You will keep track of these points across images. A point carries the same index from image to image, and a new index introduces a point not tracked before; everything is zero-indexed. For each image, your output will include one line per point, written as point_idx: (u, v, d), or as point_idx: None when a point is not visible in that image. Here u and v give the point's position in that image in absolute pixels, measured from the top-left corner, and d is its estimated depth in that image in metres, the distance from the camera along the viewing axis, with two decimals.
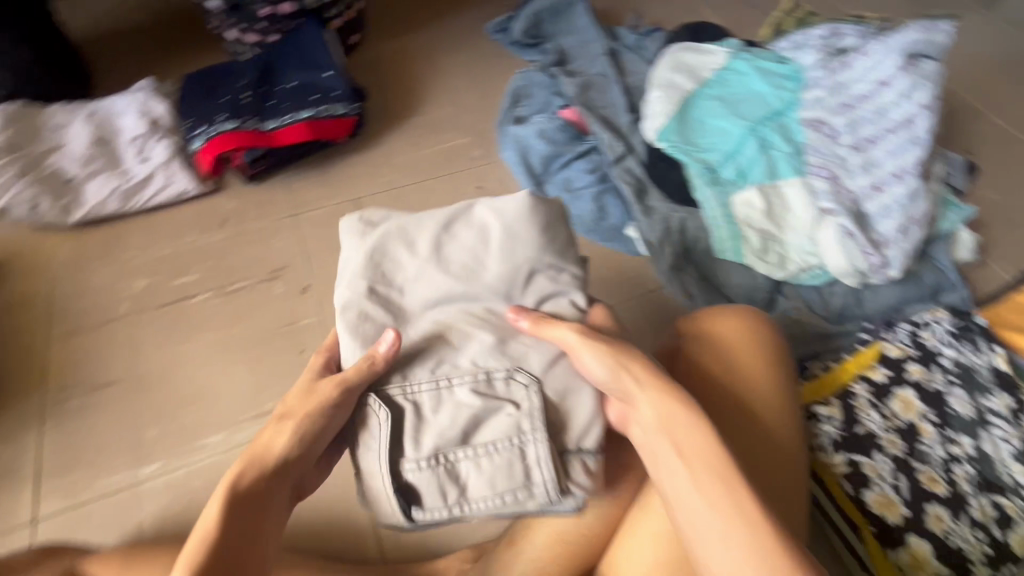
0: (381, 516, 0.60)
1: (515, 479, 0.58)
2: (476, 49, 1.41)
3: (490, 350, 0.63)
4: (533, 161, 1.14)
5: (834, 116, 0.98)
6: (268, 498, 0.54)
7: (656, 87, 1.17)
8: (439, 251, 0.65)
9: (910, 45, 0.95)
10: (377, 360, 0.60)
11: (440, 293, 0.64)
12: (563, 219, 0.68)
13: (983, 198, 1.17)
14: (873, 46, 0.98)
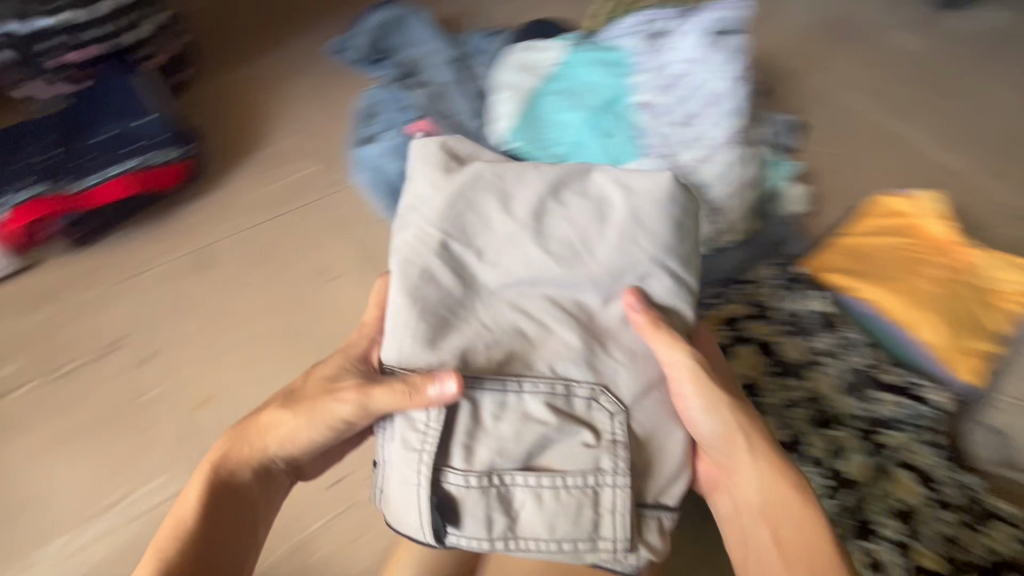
0: (402, 523, 0.58)
1: (581, 527, 0.57)
2: (319, 75, 1.38)
3: (575, 346, 0.62)
4: (388, 178, 1.12)
5: (658, 98, 1.03)
6: (245, 496, 0.60)
7: (500, 90, 1.19)
8: (529, 241, 0.65)
9: (715, 20, 1.00)
10: (425, 400, 0.56)
11: (512, 282, 0.64)
12: (686, 239, 0.68)
13: (809, 150, 1.27)
14: (682, 27, 1.04)
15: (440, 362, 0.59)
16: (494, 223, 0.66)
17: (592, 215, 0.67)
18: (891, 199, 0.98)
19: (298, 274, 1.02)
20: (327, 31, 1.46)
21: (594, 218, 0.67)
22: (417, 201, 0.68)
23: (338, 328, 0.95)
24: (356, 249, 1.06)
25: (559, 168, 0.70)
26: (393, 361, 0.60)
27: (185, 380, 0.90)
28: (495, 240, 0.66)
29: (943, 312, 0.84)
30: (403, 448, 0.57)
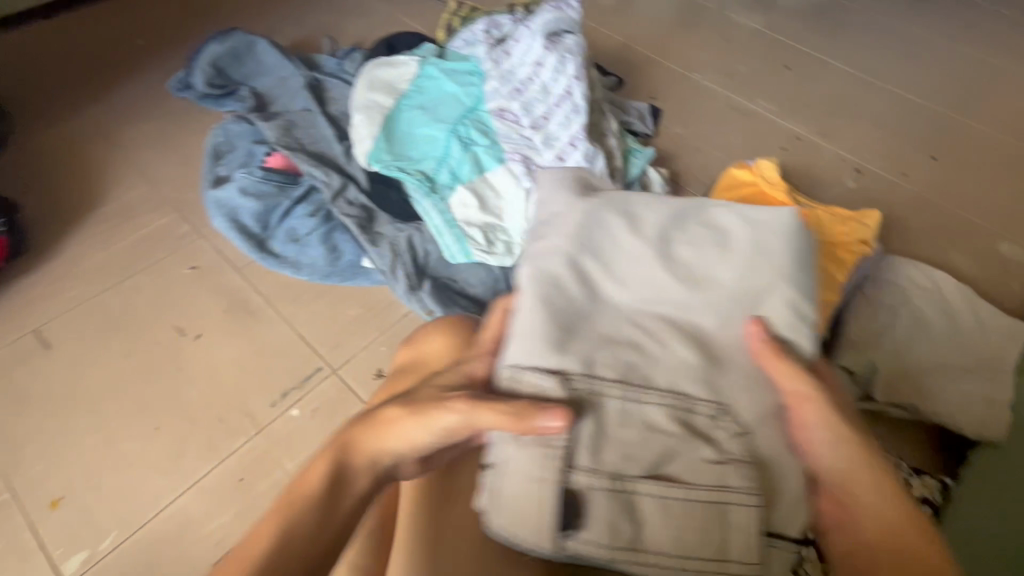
0: (517, 530, 0.51)
1: (710, 546, 0.51)
2: (161, 116, 1.27)
3: (689, 362, 0.58)
4: (247, 221, 1.05)
5: (511, 102, 1.04)
6: (340, 505, 0.48)
7: (355, 111, 1.12)
8: (648, 254, 0.64)
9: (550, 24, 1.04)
10: (533, 426, 0.51)
11: (657, 305, 0.62)
12: (811, 270, 0.64)
13: (668, 135, 1.34)
14: (522, 33, 1.07)
15: (568, 374, 0.56)
16: (625, 243, 0.65)
17: (714, 247, 0.64)
18: (736, 171, 1.05)
19: (156, 341, 0.93)
20: (165, 70, 1.36)
21: (712, 248, 0.64)
22: (557, 216, 0.69)
23: (208, 390, 0.88)
24: (220, 299, 0.98)
25: (680, 202, 0.69)
26: (510, 366, 0.57)
27: (32, 480, 0.80)
28: (644, 261, 0.63)
29: None
30: (522, 470, 0.51)
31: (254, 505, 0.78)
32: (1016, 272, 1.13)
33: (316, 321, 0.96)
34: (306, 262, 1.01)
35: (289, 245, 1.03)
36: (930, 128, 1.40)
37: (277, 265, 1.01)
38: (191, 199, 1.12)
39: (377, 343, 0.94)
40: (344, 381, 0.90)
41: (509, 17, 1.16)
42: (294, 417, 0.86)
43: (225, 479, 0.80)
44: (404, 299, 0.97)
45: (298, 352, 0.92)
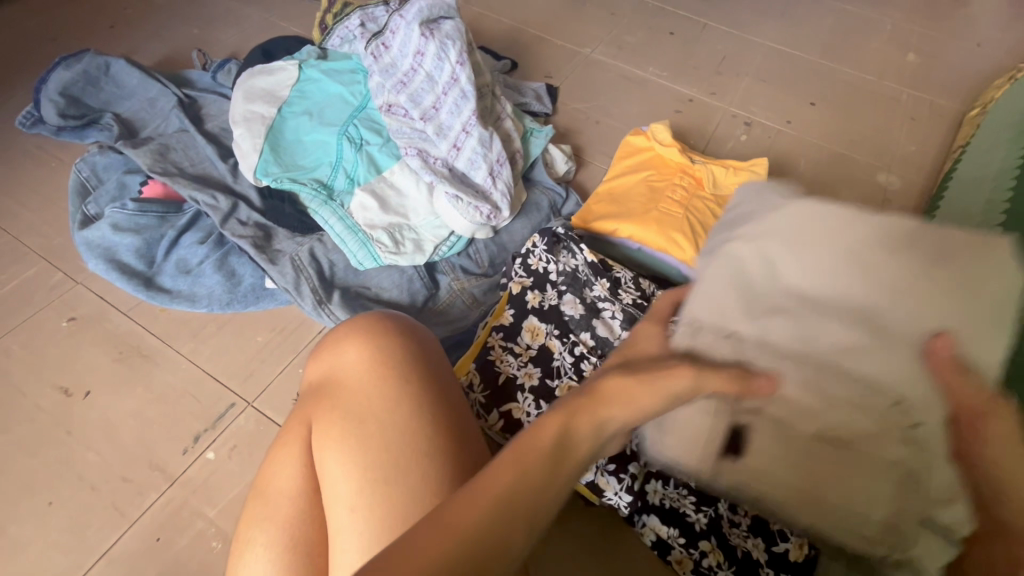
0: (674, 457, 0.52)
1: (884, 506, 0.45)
2: (11, 156, 1.13)
3: (851, 353, 0.46)
4: (127, 259, 0.95)
5: (398, 97, 1.00)
6: (559, 477, 0.38)
7: (234, 124, 1.04)
8: (854, 238, 0.48)
9: (426, 10, 1.00)
10: (756, 394, 0.47)
11: (842, 296, 0.47)
12: None
13: (568, 111, 1.35)
14: (397, 22, 1.02)
15: (739, 337, 0.49)
16: (832, 223, 0.49)
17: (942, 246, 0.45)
18: (634, 137, 1.06)
19: (32, 406, 0.83)
20: (11, 105, 1.21)
21: (921, 247, 0.45)
22: (749, 211, 0.55)
23: (108, 449, 0.80)
24: (107, 348, 0.89)
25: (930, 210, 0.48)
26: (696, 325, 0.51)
27: None
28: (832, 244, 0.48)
29: (691, 229, 0.91)
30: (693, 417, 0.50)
31: (177, 562, 0.72)
32: (895, 200, 1.23)
33: (222, 354, 0.90)
34: (202, 293, 0.94)
35: (182, 279, 0.95)
36: (807, 77, 1.49)
37: (169, 302, 0.93)
38: (59, 243, 1.01)
39: (293, 366, 0.89)
40: (261, 413, 0.84)
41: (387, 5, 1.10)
42: (211, 459, 0.79)
43: (141, 541, 0.73)
44: (314, 315, 0.91)
45: (205, 391, 0.86)
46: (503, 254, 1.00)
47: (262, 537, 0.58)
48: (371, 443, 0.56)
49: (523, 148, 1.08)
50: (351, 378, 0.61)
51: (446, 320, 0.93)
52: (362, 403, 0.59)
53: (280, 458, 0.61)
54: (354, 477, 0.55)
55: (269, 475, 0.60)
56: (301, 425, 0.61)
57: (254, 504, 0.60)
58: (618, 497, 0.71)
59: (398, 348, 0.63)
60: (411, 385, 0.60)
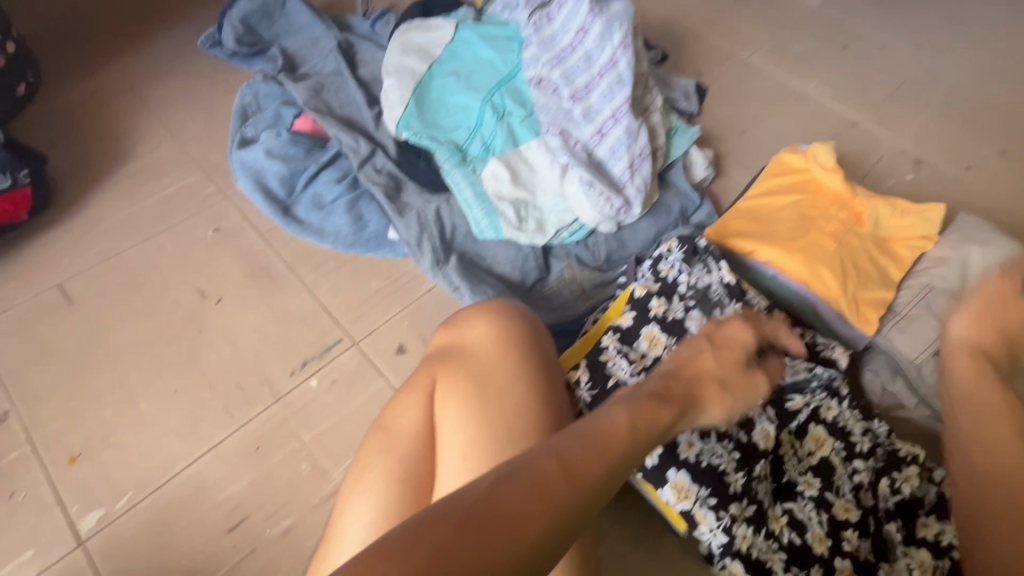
0: None
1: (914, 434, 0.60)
2: (189, 74, 1.23)
3: None
4: (273, 185, 1.02)
5: (552, 72, 0.98)
6: (505, 495, 0.37)
7: (387, 74, 1.07)
8: None
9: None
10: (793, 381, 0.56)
11: None
12: None
13: (712, 115, 1.26)
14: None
15: None
16: None
17: None
18: (788, 155, 0.96)
19: (174, 301, 0.91)
20: (196, 26, 1.32)
21: None
22: None
23: (230, 355, 0.86)
24: (241, 263, 0.96)
25: None
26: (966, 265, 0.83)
27: (48, 438, 0.77)
28: None
29: (842, 266, 0.82)
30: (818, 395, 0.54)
31: (271, 473, 0.76)
32: None
33: (339, 291, 0.94)
34: (331, 230, 0.99)
35: (315, 213, 1.00)
36: (999, 119, 1.29)
37: (302, 231, 0.98)
38: (217, 159, 1.10)
39: (399, 317, 0.92)
40: (365, 355, 0.87)
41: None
42: (313, 387, 0.84)
43: (243, 447, 0.78)
44: (428, 274, 0.93)
45: (320, 322, 0.90)
46: (624, 251, 0.95)
47: (378, 465, 0.59)
48: (494, 409, 0.58)
49: (665, 146, 1.02)
50: (482, 347, 0.63)
51: (552, 305, 0.91)
52: (489, 366, 0.61)
53: (403, 400, 0.62)
54: (472, 432, 0.57)
55: (387, 417, 0.62)
56: (425, 379, 0.63)
57: (374, 435, 0.61)
58: (710, 537, 0.66)
59: (521, 330, 0.64)
60: (531, 366, 0.61)
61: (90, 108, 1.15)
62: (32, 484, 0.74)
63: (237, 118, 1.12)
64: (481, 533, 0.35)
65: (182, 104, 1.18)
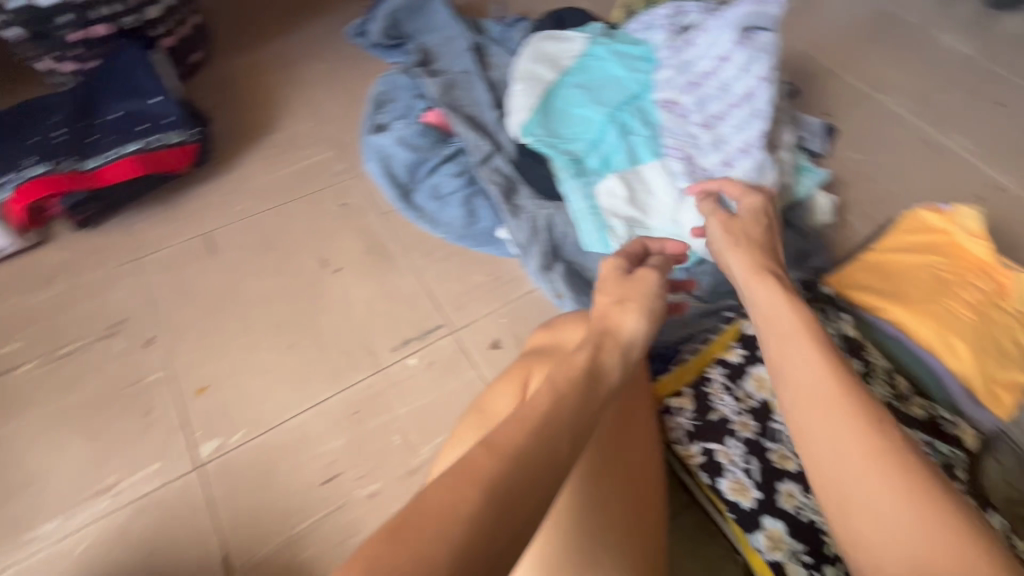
0: None
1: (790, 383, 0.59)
2: (334, 58, 1.34)
3: None
4: (397, 171, 1.09)
5: (683, 98, 0.98)
6: (431, 500, 0.34)
7: (517, 80, 1.10)
8: None
9: (747, 17, 0.95)
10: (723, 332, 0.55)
11: None
12: None
13: (838, 158, 1.21)
14: (711, 23, 0.98)
15: None
16: None
17: None
18: (926, 213, 0.90)
19: (298, 264, 0.99)
20: (346, 14, 1.42)
21: None
22: None
23: (342, 323, 0.93)
24: (360, 239, 1.03)
25: None
26: None
27: (182, 368, 0.87)
28: None
29: (978, 341, 0.76)
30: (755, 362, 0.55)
31: (365, 438, 0.82)
32: None
33: (444, 280, 0.98)
34: (444, 220, 1.04)
35: (431, 202, 1.05)
36: None
37: (417, 216, 1.04)
38: (350, 140, 1.18)
39: (496, 314, 0.95)
40: (461, 343, 0.91)
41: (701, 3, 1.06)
42: (411, 365, 0.89)
43: (343, 409, 0.84)
44: (533, 276, 0.96)
45: (424, 306, 0.95)
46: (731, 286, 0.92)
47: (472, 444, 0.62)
48: None
49: (790, 184, 0.99)
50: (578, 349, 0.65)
51: (648, 327, 0.90)
52: None
53: (500, 388, 0.66)
54: None
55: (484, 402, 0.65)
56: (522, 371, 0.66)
57: (471, 417, 0.65)
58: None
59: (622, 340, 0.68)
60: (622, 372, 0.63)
61: (248, 79, 1.27)
62: (163, 406, 0.83)
63: (372, 104, 1.20)
64: (410, 538, 0.32)
65: (325, 85, 1.28)
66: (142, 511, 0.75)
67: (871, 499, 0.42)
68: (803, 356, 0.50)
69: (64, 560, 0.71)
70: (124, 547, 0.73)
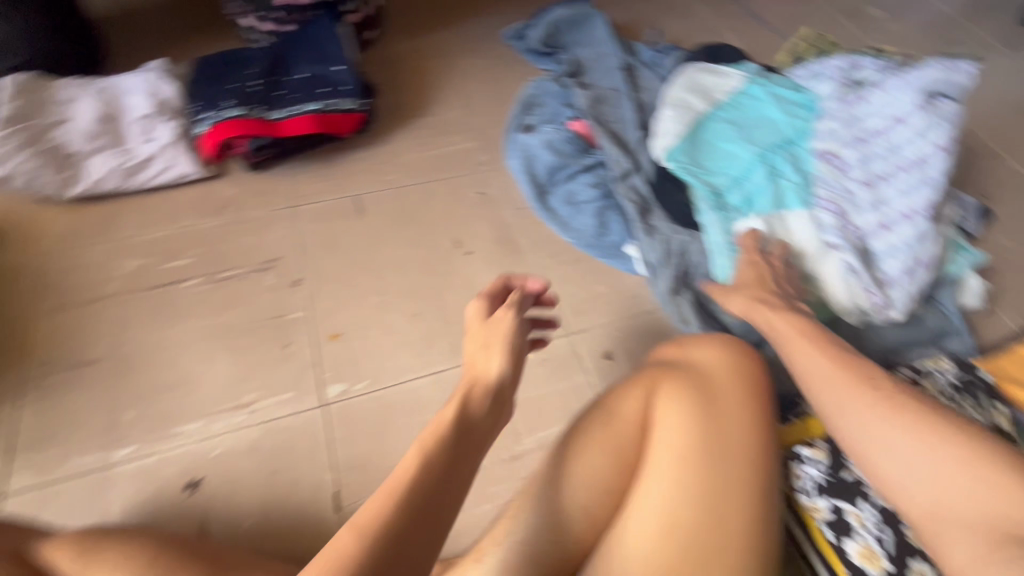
0: None
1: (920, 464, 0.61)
2: (489, 56, 1.41)
3: None
4: (538, 171, 1.13)
5: (846, 152, 0.96)
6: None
7: (666, 105, 1.12)
8: None
9: (933, 83, 0.92)
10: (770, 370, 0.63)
11: None
12: None
13: (990, 242, 1.14)
14: (890, 82, 0.96)
15: None
16: None
17: None
18: None
19: (434, 241, 1.05)
20: (505, 17, 1.49)
21: None
22: None
23: (466, 304, 0.97)
24: (493, 229, 1.08)
25: None
26: None
27: (320, 313, 0.94)
28: None
29: None
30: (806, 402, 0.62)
31: None
32: None
33: (567, 283, 1.01)
34: (575, 226, 1.07)
35: (566, 207, 1.09)
36: None
37: (550, 218, 1.08)
38: (494, 134, 1.24)
39: (614, 326, 0.96)
40: (576, 347, 0.93)
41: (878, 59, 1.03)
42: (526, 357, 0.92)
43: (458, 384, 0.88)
44: (659, 298, 0.97)
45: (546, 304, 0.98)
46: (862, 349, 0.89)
47: (592, 439, 0.61)
48: (720, 434, 0.59)
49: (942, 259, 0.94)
50: (723, 392, 0.62)
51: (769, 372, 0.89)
52: (721, 389, 0.62)
53: (625, 389, 0.64)
54: (693, 438, 0.58)
55: (607, 400, 0.64)
56: (649, 379, 0.64)
57: (590, 411, 0.63)
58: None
59: (757, 368, 0.64)
60: (747, 402, 0.61)
61: (410, 63, 1.36)
62: (301, 343, 0.90)
63: (521, 105, 1.25)
64: None
65: (477, 80, 1.35)
66: (271, 434, 0.82)
67: (897, 453, 0.55)
68: (814, 360, 0.64)
69: (201, 461, 0.79)
70: (253, 463, 0.79)
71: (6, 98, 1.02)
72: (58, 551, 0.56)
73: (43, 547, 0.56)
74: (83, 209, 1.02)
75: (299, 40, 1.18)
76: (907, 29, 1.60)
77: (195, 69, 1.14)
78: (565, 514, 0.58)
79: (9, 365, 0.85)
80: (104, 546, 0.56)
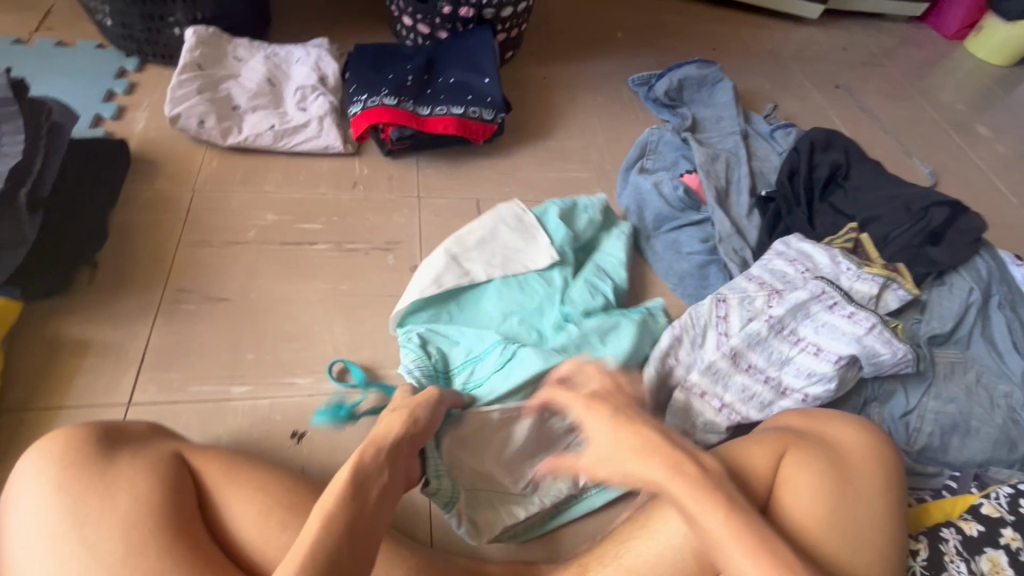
0: None
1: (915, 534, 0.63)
2: (613, 97, 1.47)
3: None
4: (648, 214, 1.18)
5: (714, 352, 0.88)
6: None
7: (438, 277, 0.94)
8: None
9: (861, 355, 0.86)
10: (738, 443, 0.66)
11: None
12: None
13: None
14: (842, 325, 0.88)
15: None
16: None
17: None
18: None
19: None
20: (632, 65, 1.57)
21: None
22: None
23: None
24: None
25: None
26: None
27: None
28: None
29: None
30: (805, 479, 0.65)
31: None
32: None
33: None
34: (674, 274, 1.10)
35: (669, 253, 1.13)
36: None
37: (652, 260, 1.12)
38: (610, 170, 1.29)
39: None
40: None
41: (869, 271, 0.95)
42: None
43: None
44: None
45: None
46: (947, 455, 0.88)
47: None
48: (846, 515, 0.59)
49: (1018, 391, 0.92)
50: (853, 470, 0.63)
51: None
52: (851, 465, 0.63)
53: (753, 443, 0.65)
54: (818, 511, 0.59)
55: (737, 451, 0.64)
56: (780, 440, 0.65)
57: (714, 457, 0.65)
58: (548, 494, 0.78)
59: (888, 456, 0.66)
60: (873, 487, 0.62)
61: (539, 90, 1.43)
62: None
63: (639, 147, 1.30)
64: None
65: (599, 117, 1.41)
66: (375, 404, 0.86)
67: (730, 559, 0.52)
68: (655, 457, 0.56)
69: (309, 414, 0.83)
70: (354, 427, 0.83)
71: (191, 45, 1.11)
72: (205, 463, 0.65)
73: (193, 458, 0.65)
74: (232, 159, 1.10)
75: (453, 47, 1.26)
76: (1015, 152, 1.63)
77: (355, 55, 1.22)
78: (675, 551, 0.59)
79: (149, 284, 0.92)
80: (244, 473, 0.65)
